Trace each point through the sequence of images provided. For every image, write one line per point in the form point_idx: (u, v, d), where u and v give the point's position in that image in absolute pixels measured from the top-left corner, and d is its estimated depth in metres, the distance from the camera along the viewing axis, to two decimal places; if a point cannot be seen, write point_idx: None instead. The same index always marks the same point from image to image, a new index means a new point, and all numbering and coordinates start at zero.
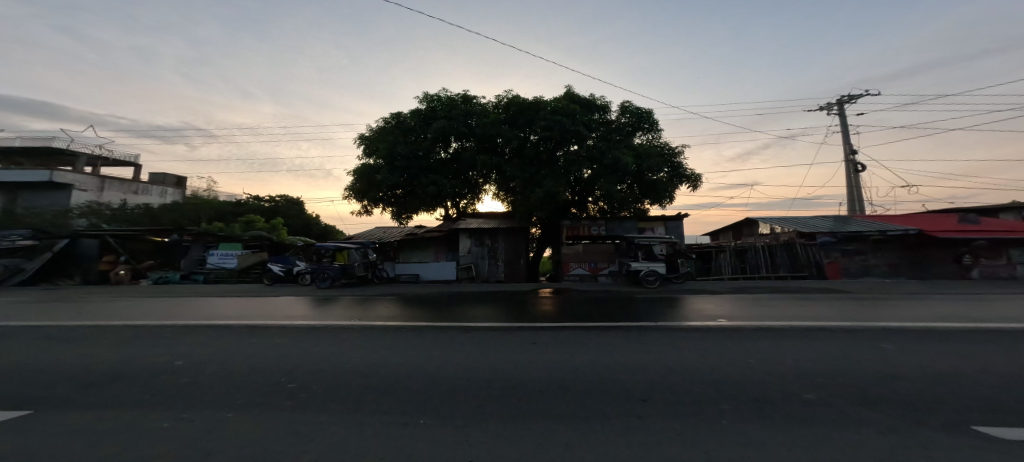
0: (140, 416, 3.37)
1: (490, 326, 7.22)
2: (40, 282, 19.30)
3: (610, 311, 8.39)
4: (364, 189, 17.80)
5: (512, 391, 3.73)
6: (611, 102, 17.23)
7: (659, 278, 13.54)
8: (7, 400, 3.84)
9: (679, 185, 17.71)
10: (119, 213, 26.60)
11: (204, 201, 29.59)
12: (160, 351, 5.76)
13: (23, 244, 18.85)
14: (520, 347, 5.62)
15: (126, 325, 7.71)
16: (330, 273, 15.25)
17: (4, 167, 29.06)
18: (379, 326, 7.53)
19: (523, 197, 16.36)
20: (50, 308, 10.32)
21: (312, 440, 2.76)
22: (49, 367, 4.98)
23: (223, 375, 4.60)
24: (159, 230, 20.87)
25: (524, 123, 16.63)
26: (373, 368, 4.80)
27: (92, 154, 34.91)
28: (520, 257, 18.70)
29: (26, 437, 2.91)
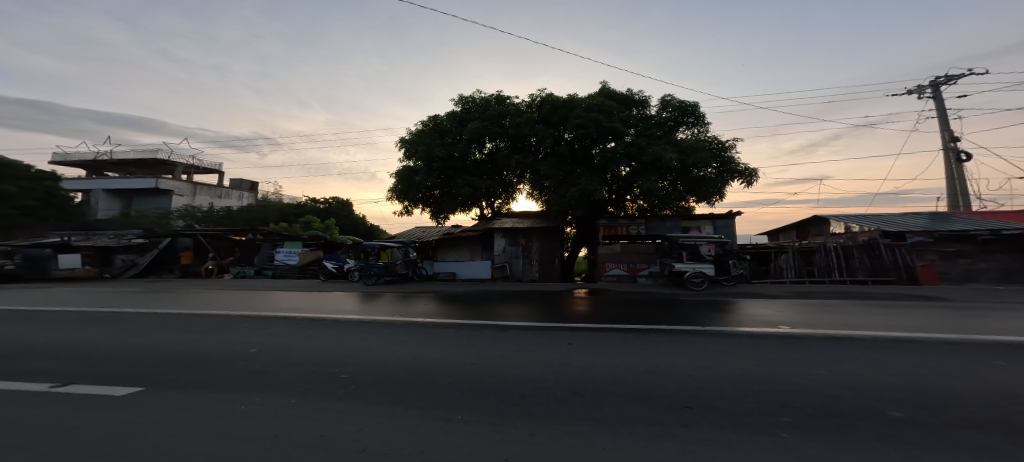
0: (217, 397, 3.74)
1: (529, 325, 7.21)
2: (152, 274, 22.66)
3: (655, 313, 8.06)
4: (404, 190, 18.44)
5: (552, 392, 3.71)
6: (650, 97, 16.64)
7: (706, 280, 12.79)
8: (116, 377, 4.43)
9: (729, 181, 16.72)
10: (206, 215, 29.96)
11: (271, 203, 32.45)
12: (236, 338, 6.40)
13: (138, 241, 22.24)
14: (557, 347, 5.56)
15: (210, 314, 8.66)
16: (375, 270, 16.05)
17: (121, 177, 33.99)
18: (423, 323, 7.80)
19: (557, 196, 16.13)
20: (151, 297, 11.90)
21: (359, 429, 2.90)
22: (152, 349, 5.72)
23: (286, 364, 4.98)
24: (237, 230, 22.91)
25: (559, 121, 16.52)
26: (415, 363, 4.96)
27: (188, 164, 39.48)
28: (556, 256, 18.55)
29: (130, 412, 3.34)
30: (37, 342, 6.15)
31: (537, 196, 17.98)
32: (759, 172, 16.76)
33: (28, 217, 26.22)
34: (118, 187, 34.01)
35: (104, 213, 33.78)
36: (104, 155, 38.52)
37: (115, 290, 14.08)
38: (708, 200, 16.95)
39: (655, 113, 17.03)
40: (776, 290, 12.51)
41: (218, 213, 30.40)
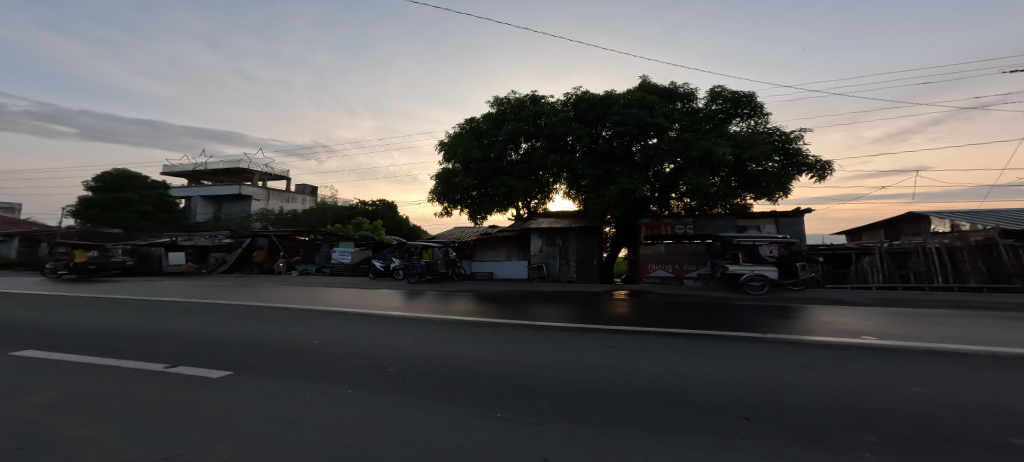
0: (285, 384, 4.13)
1: (566, 326, 7.12)
2: (240, 270, 25.25)
3: (707, 318, 7.57)
4: (443, 192, 18.93)
5: (593, 394, 3.62)
6: (696, 90, 15.78)
7: (767, 284, 11.74)
8: (205, 361, 5.06)
9: (792, 175, 15.24)
10: (278, 217, 33.29)
11: (328, 206, 35.39)
12: (301, 331, 7.02)
13: (227, 241, 25.30)
14: (596, 349, 5.42)
15: (277, 307, 9.59)
16: (418, 269, 16.77)
17: (212, 185, 38.88)
18: (467, 321, 8.01)
19: (595, 195, 15.60)
20: (234, 291, 13.45)
21: (406, 421, 3.05)
22: (233, 337, 6.46)
23: (342, 356, 5.37)
24: (301, 231, 25.12)
25: (596, 119, 16.12)
26: (457, 360, 5.11)
27: (263, 172, 44.07)
28: (594, 257, 18.13)
29: (218, 394, 3.80)
30: (146, 328, 7.21)
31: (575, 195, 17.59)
32: (832, 163, 15.10)
33: (145, 221, 30.85)
34: (207, 193, 38.74)
35: (202, 217, 38.94)
36: (198, 166, 44.18)
37: (204, 284, 16.08)
38: (768, 196, 15.54)
39: (703, 106, 16.00)
40: (854, 296, 11.20)
41: (287, 215, 33.61)
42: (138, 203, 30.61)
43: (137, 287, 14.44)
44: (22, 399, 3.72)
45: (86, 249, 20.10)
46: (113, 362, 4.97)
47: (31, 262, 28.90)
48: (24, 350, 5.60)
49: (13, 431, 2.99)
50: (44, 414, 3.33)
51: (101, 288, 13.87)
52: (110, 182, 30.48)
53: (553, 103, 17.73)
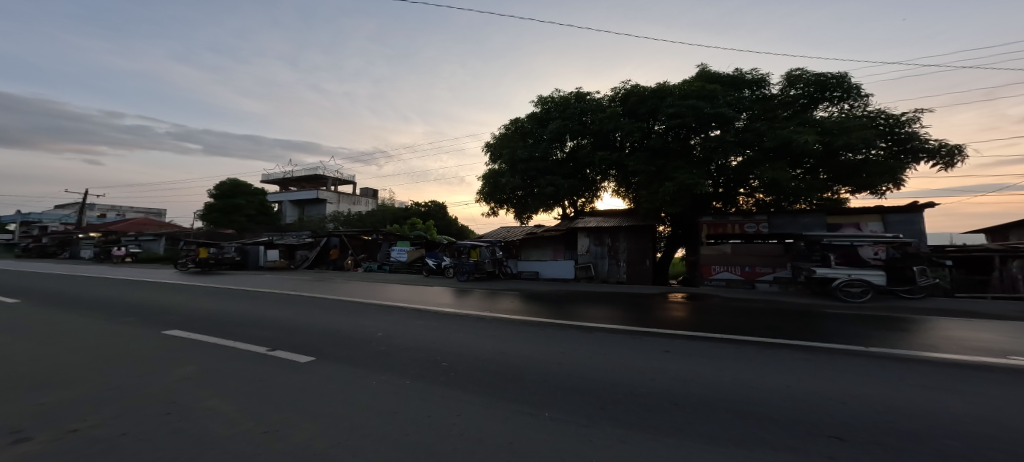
0: (355, 372, 4.53)
1: (616, 328, 6.88)
2: (320, 266, 28.26)
3: (779, 326, 6.83)
4: (490, 192, 19.18)
5: (648, 399, 3.46)
6: (768, 75, 14.30)
7: (868, 290, 10.28)
8: (291, 347, 5.73)
9: (904, 163, 13.02)
10: (347, 218, 36.68)
11: (387, 208, 38.25)
12: (365, 323, 7.65)
13: (309, 241, 28.12)
14: (649, 354, 5.16)
15: (344, 301, 10.52)
16: (467, 268, 17.35)
17: (294, 191, 43.84)
18: (515, 320, 8.11)
19: (648, 192, 14.67)
20: (313, 285, 15.08)
21: (458, 414, 3.18)
22: (309, 327, 7.23)
23: (403, 348, 5.75)
24: (366, 231, 26.95)
25: (648, 113, 15.38)
26: (506, 358, 5.19)
27: (335, 177, 48.61)
28: (646, 258, 17.18)
29: (300, 377, 4.29)
30: (243, 315, 8.36)
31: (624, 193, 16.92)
32: (965, 148, 12.66)
33: (251, 223, 36.33)
34: (291, 198, 43.83)
35: (290, 218, 44.03)
36: (283, 174, 49.99)
37: (291, 278, 18.21)
38: (872, 189, 13.54)
39: (778, 92, 14.38)
40: (980, 307, 9.37)
41: (354, 217, 36.87)
42: (244, 208, 36.12)
43: (240, 280, 16.85)
44: (164, 371, 4.52)
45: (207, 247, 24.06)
46: (225, 344, 5.83)
47: (166, 258, 35.10)
48: (167, 330, 6.81)
49: (159, 398, 3.65)
50: (179, 386, 4.02)
51: (215, 280, 16.43)
52: (224, 190, 35.85)
53: (599, 99, 17.37)
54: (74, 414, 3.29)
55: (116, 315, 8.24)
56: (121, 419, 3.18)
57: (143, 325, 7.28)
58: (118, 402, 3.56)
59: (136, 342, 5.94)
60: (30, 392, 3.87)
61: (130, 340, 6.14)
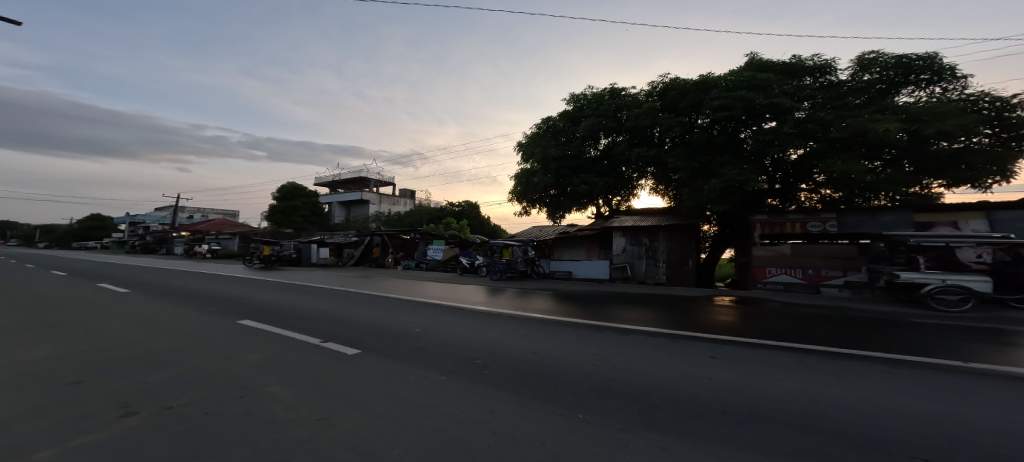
0: (396, 366, 4.72)
1: (655, 331, 6.64)
2: (364, 263, 29.69)
3: (839, 334, 6.27)
4: (522, 192, 19.18)
5: (693, 406, 3.30)
6: (833, 61, 13.10)
7: (969, 297, 9.02)
8: (337, 339, 6.08)
9: (1014, 151, 11.29)
10: (388, 218, 38.33)
11: (424, 209, 39.48)
12: (403, 319, 7.96)
13: (354, 240, 29.72)
14: (692, 359, 4.91)
15: (384, 298, 11.00)
16: (500, 267, 17.54)
17: (340, 193, 46.46)
18: (549, 320, 8.06)
19: (692, 189, 13.94)
20: (358, 282, 15.90)
21: (492, 412, 3.21)
22: (353, 321, 7.62)
23: (440, 344, 5.91)
24: (406, 230, 27.96)
25: (690, 107, 14.70)
26: (539, 358, 5.18)
27: (377, 179, 50.93)
28: (689, 258, 16.25)
29: (345, 369, 4.54)
30: (296, 308, 8.99)
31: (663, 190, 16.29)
32: None
33: (305, 223, 39.13)
34: (337, 199, 46.50)
35: (337, 218, 46.77)
36: (330, 177, 53.19)
37: (339, 275, 19.35)
38: (972, 183, 11.84)
39: (847, 78, 13.09)
40: None
41: (394, 217, 38.46)
42: (300, 210, 38.94)
43: (296, 275, 18.18)
44: (232, 358, 4.95)
45: (269, 245, 26.22)
46: (282, 335, 6.29)
47: (232, 255, 38.62)
48: (241, 320, 7.50)
49: (227, 383, 4.01)
50: (244, 372, 4.38)
51: (275, 276, 17.82)
52: (283, 193, 38.88)
53: (635, 94, 16.92)
54: (161, 393, 3.69)
55: (190, 305, 9.17)
56: (198, 400, 3.52)
57: (213, 315, 8.03)
58: (196, 385, 3.94)
59: (208, 331, 6.55)
60: (126, 372, 4.39)
61: (202, 328, 6.80)
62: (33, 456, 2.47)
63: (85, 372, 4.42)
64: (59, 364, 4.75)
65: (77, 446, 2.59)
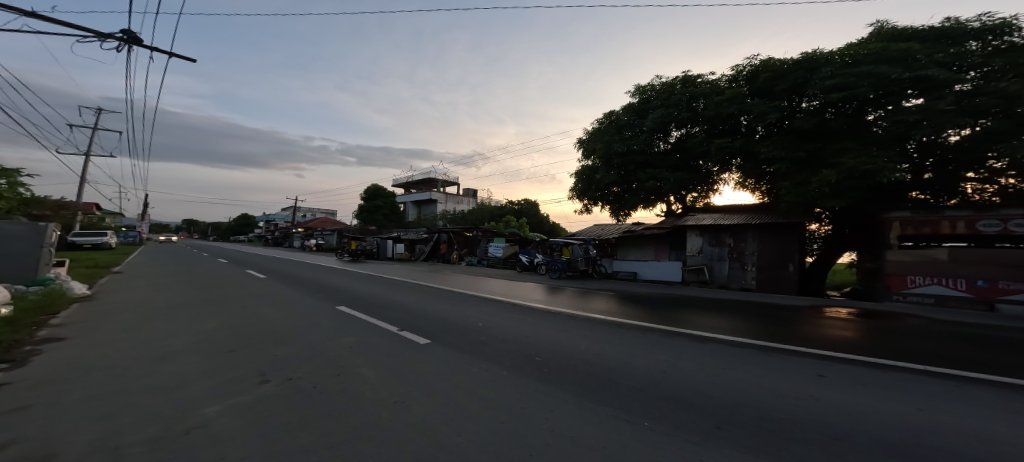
0: (460, 357, 4.96)
1: (735, 341, 5.98)
2: (432, 259, 31.59)
3: (983, 359, 5.07)
4: (584, 189, 18.70)
5: (789, 428, 2.90)
6: (1011, 18, 10.35)
7: None
8: (410, 328, 6.57)
9: None
10: (454, 216, 40.27)
11: (487, 208, 40.68)
12: (466, 313, 8.31)
13: (423, 237, 31.79)
14: (783, 376, 4.32)
15: (449, 292, 11.59)
16: (559, 266, 17.40)
17: (412, 193, 49.93)
18: (611, 321, 7.77)
19: (794, 183, 12.19)
20: (428, 276, 16.94)
21: (551, 410, 3.20)
22: (422, 313, 8.15)
23: (500, 339, 6.07)
24: (468, 228, 29.13)
25: (789, 90, 12.95)
26: (601, 360, 5.01)
27: (444, 179, 53.76)
28: (790, 261, 13.98)
29: (416, 357, 4.87)
30: (375, 298, 9.90)
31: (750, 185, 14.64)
32: None
33: (383, 221, 42.88)
34: (410, 199, 50.06)
35: (409, 217, 50.53)
36: (404, 179, 57.56)
37: (412, 269, 20.83)
38: None
39: None
40: None
41: (459, 215, 40.32)
42: (380, 208, 43.02)
43: (376, 268, 20.01)
44: (329, 340, 5.62)
45: (356, 241, 29.35)
46: (368, 322, 6.96)
47: (322, 249, 43.88)
48: (336, 307, 8.47)
49: (328, 362, 4.55)
50: (339, 353, 4.93)
51: (359, 268, 19.82)
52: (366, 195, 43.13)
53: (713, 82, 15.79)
54: (283, 367, 4.31)
55: (294, 292, 10.61)
56: (309, 374, 4.08)
57: (312, 301, 9.20)
58: (303, 362, 4.53)
59: (310, 315, 7.52)
60: (254, 346, 5.22)
61: (305, 312, 7.83)
62: (203, 409, 3.07)
63: (226, 343, 5.36)
64: (208, 335, 5.84)
65: (220, 405, 3.15)
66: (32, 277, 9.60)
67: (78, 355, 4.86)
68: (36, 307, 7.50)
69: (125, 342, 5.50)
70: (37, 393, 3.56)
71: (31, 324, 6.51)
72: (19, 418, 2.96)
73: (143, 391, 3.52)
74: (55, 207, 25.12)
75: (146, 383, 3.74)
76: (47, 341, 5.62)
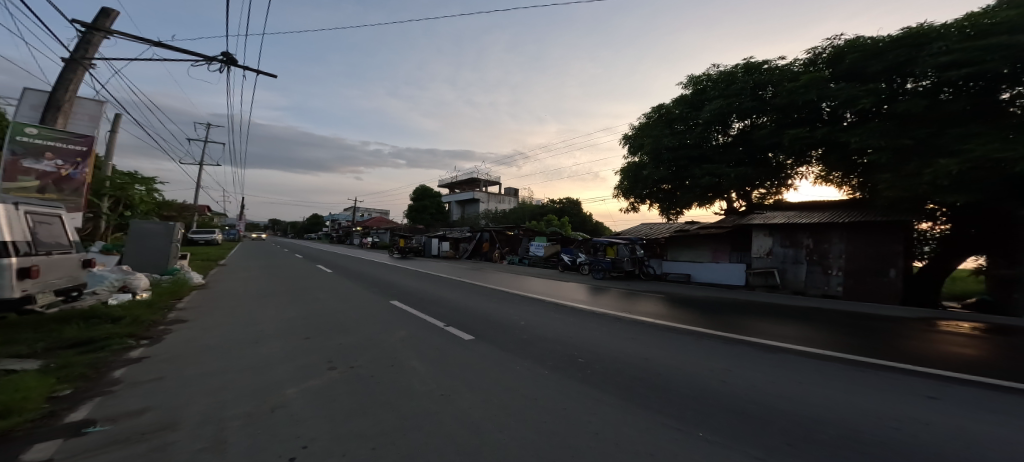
0: (503, 354, 4.98)
1: (803, 353, 5.41)
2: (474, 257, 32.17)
3: None
4: (630, 186, 18.00)
5: (871, 448, 2.56)
6: None
7: None
8: (457, 324, 6.74)
9: None
10: (497, 215, 40.84)
11: (529, 207, 40.74)
12: (509, 311, 8.36)
13: (466, 235, 32.52)
14: (864, 393, 3.83)
15: (492, 290, 11.73)
16: (603, 266, 16.96)
17: (457, 193, 51.31)
18: (659, 325, 7.40)
19: (898, 175, 10.55)
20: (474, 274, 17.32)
21: (594, 413, 3.09)
22: (466, 309, 8.31)
23: (542, 338, 6.01)
24: (509, 227, 29.33)
25: (886, 71, 11.42)
26: (649, 365, 4.78)
27: (487, 179, 54.65)
28: (890, 266, 11.99)
29: (460, 352, 4.97)
30: (422, 294, 10.27)
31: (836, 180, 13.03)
32: None
33: (430, 220, 44.53)
34: (455, 199, 51.52)
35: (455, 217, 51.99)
36: (449, 179, 59.35)
37: (457, 267, 21.39)
38: None
39: None
40: None
41: (502, 214, 40.81)
42: (428, 208, 44.66)
43: (425, 266, 20.85)
44: (382, 332, 5.92)
45: (405, 239, 30.75)
46: (417, 317, 7.23)
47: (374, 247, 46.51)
48: (389, 301, 8.92)
49: (383, 353, 4.78)
50: (391, 345, 5.17)
51: (409, 265, 20.77)
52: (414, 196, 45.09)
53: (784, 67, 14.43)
54: (348, 355, 4.59)
55: (350, 286, 11.31)
56: (366, 363, 4.31)
57: (366, 295, 9.77)
58: (361, 351, 4.81)
59: (366, 308, 7.99)
60: (323, 334, 5.67)
61: (360, 305, 8.32)
62: (283, 390, 3.36)
63: (301, 331, 5.85)
64: (282, 323, 6.42)
65: (289, 387, 3.44)
66: (164, 267, 11.34)
67: (181, 336, 5.56)
68: (168, 293, 8.90)
69: (222, 326, 6.20)
70: (159, 366, 4.13)
71: (164, 307, 7.73)
72: (140, 387, 3.45)
73: (237, 370, 3.95)
74: (178, 209, 29.70)
75: (230, 364, 4.18)
76: (174, 322, 6.59)
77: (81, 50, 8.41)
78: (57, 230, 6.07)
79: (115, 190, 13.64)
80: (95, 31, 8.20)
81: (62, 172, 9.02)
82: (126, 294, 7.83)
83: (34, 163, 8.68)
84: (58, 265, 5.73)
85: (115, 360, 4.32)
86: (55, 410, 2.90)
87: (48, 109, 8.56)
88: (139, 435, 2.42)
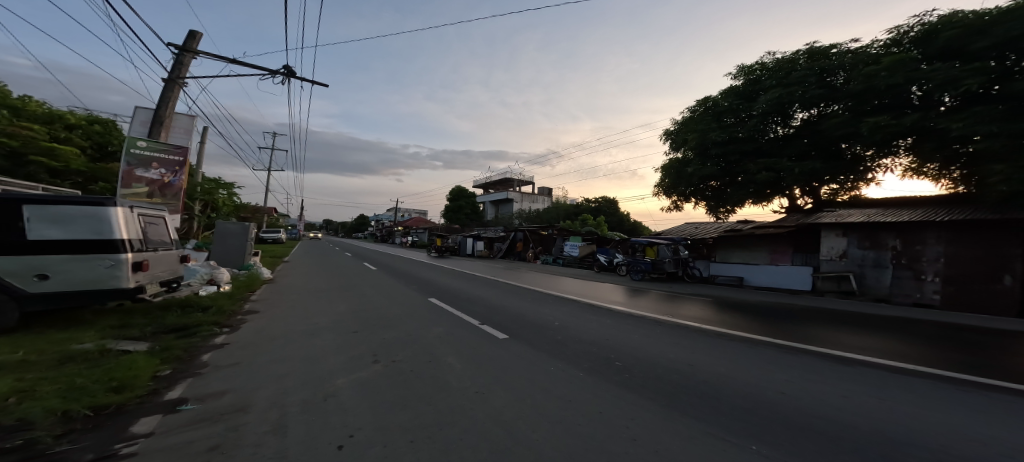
0: (538, 355, 4.83)
1: (875, 367, 4.78)
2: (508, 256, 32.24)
3: None
4: (673, 183, 17.13)
5: None
6: None
7: None
8: (493, 323, 6.70)
9: None
10: (531, 215, 40.71)
11: (562, 206, 40.29)
12: (544, 311, 8.21)
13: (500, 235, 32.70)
14: (960, 414, 3.28)
15: (527, 290, 11.63)
16: (642, 266, 16.30)
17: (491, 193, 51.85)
18: (705, 330, 6.91)
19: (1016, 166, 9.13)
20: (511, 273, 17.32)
21: (634, 419, 2.87)
22: (501, 309, 8.24)
23: (578, 340, 5.80)
24: (543, 226, 29.11)
25: (992, 49, 9.96)
26: (695, 372, 4.43)
27: (522, 179, 54.79)
28: (1005, 271, 10.33)
29: (494, 351, 4.88)
30: (458, 293, 10.36)
31: (930, 172, 11.64)
32: None
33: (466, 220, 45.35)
34: (490, 199, 52.06)
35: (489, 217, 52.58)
36: (484, 180, 60.15)
37: (491, 266, 21.51)
38: None
39: None
40: None
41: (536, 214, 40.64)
42: (464, 208, 45.52)
43: (462, 265, 21.13)
44: (420, 329, 5.97)
45: (441, 238, 31.48)
46: (453, 315, 7.25)
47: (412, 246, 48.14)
48: (427, 299, 9.05)
49: (422, 349, 4.80)
50: (429, 342, 5.18)
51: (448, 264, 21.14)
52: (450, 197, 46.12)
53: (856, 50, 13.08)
54: (390, 350, 4.67)
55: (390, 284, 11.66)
56: (405, 359, 4.33)
57: (404, 293, 10.02)
58: (404, 347, 4.86)
59: (406, 305, 8.17)
60: (370, 328, 5.83)
61: (398, 302, 8.52)
62: (335, 380, 3.45)
63: (355, 325, 6.05)
64: (333, 317, 6.68)
65: (338, 377, 3.53)
66: (242, 263, 12.32)
67: (248, 326, 5.95)
68: (246, 287, 9.61)
69: (287, 319, 6.54)
70: (227, 353, 4.41)
71: (243, 298, 8.42)
72: (215, 371, 3.69)
73: (297, 359, 4.12)
74: (252, 210, 32.41)
75: (284, 354, 4.37)
76: (251, 312, 7.12)
77: (176, 70, 9.42)
78: (161, 229, 6.70)
79: (205, 194, 15.26)
80: (185, 52, 9.10)
81: (165, 179, 10.00)
82: (213, 286, 8.59)
83: (144, 172, 9.70)
84: (162, 260, 6.29)
85: (202, 345, 4.70)
86: (157, 387, 3.16)
87: (154, 125, 9.80)
88: (218, 415, 2.55)
